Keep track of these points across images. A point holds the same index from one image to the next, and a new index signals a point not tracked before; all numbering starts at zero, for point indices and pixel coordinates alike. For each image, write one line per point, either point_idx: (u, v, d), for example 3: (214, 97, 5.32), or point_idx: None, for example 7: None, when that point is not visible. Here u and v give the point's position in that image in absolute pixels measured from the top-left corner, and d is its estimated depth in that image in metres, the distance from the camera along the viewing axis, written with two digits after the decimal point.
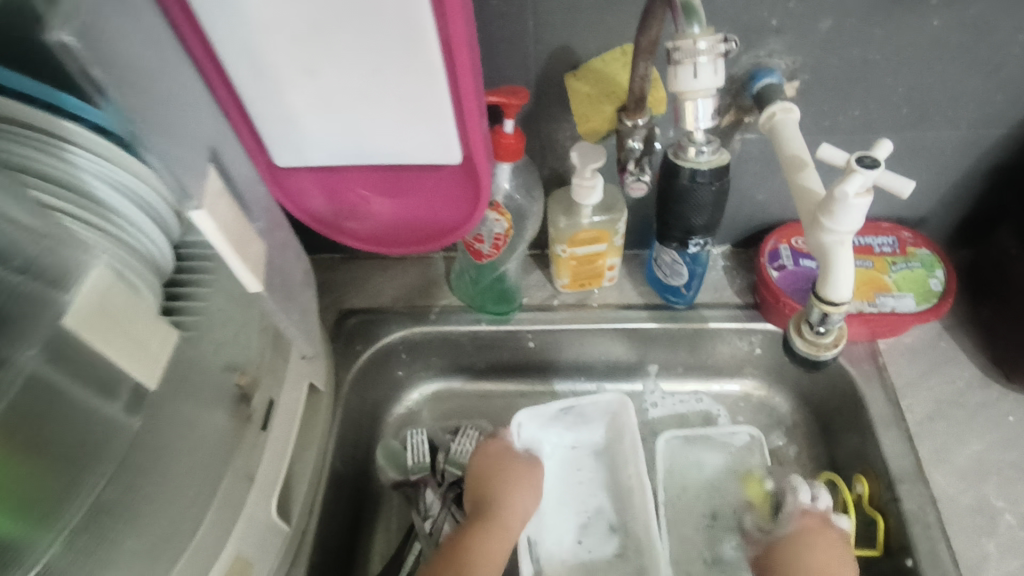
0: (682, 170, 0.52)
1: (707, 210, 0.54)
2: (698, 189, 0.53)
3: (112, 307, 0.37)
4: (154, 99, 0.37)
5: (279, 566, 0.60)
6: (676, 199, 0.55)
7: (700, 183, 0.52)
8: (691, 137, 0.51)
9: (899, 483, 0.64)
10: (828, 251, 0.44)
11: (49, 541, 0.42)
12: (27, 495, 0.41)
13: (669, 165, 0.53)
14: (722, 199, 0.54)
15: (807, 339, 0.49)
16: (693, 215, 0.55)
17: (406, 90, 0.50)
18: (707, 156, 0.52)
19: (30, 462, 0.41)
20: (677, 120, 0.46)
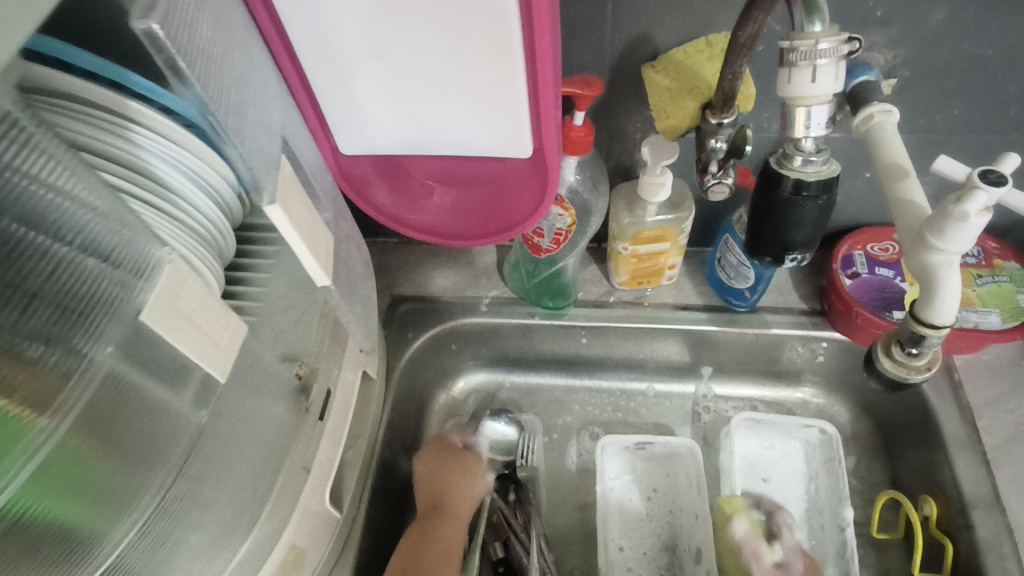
0: (786, 180, 0.46)
1: (808, 226, 0.48)
2: (803, 204, 0.46)
3: (183, 303, 0.37)
4: (229, 84, 0.36)
5: (330, 552, 0.61)
6: (776, 215, 0.48)
7: (805, 196, 0.46)
8: (798, 144, 0.45)
9: (972, 509, 0.61)
10: (935, 272, 0.41)
11: (123, 534, 0.38)
12: (102, 492, 0.36)
13: (771, 174, 0.47)
14: (827, 216, 0.48)
15: (896, 361, 0.46)
16: (793, 233, 0.48)
17: (482, 80, 0.47)
18: (816, 165, 0.45)
19: (107, 463, 0.36)
20: (784, 126, 0.42)
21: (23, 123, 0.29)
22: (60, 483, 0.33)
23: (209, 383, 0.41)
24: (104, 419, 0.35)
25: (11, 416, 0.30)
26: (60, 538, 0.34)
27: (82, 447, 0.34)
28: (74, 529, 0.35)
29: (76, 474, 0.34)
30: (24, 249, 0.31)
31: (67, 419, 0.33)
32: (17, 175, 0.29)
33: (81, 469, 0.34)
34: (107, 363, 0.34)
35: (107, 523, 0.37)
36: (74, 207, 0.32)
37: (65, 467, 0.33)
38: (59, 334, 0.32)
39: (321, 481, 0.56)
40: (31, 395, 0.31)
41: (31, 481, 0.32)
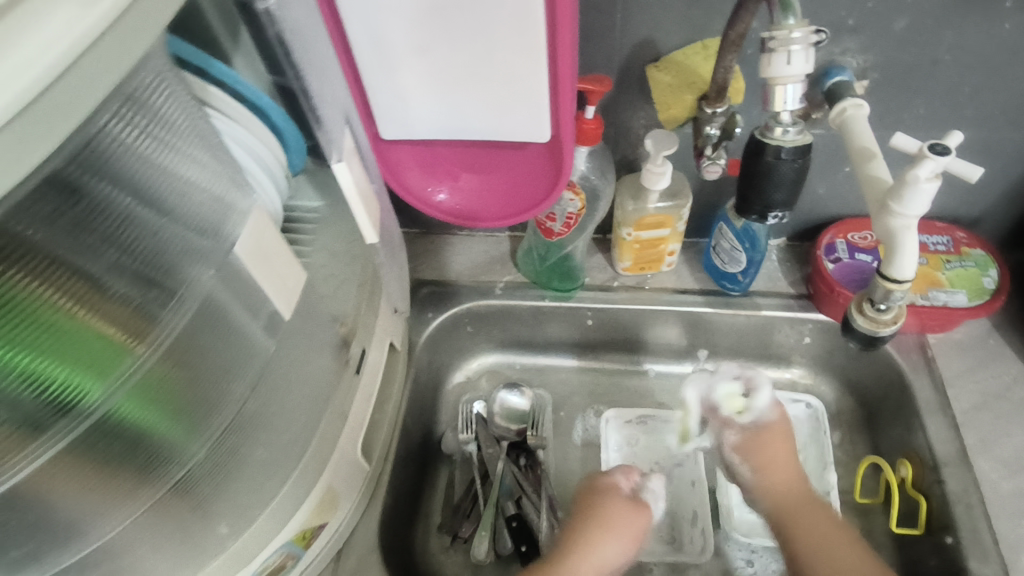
0: (767, 148, 0.50)
1: (787, 187, 0.52)
2: (782, 167, 0.51)
3: (264, 241, 0.44)
4: (312, 64, 0.43)
5: (358, 503, 0.67)
6: (759, 178, 0.53)
7: (784, 160, 0.50)
8: (777, 116, 0.50)
9: (943, 466, 0.67)
10: (895, 235, 0.48)
11: (196, 450, 0.45)
12: (183, 410, 0.43)
13: (754, 144, 0.51)
14: (804, 181, 0.52)
15: (867, 317, 0.53)
16: (774, 194, 0.53)
17: (510, 72, 0.55)
18: (792, 135, 0.50)
19: (189, 385, 0.42)
20: (764, 104, 0.47)
21: (136, 103, 0.36)
22: (152, 402, 0.40)
23: (276, 318, 0.48)
24: (190, 345, 0.42)
25: (115, 341, 0.37)
26: (147, 447, 0.41)
27: (169, 369, 0.41)
28: (161, 442, 0.42)
29: (165, 392, 0.41)
30: (134, 211, 0.37)
31: (160, 346, 0.40)
32: (128, 150, 0.36)
33: (165, 390, 0.41)
34: (200, 292, 0.42)
35: (187, 437, 0.44)
36: (170, 177, 0.39)
37: (155, 385, 0.40)
38: (159, 277, 0.39)
39: (356, 430, 0.62)
40: (132, 325, 0.38)
41: (128, 395, 0.39)
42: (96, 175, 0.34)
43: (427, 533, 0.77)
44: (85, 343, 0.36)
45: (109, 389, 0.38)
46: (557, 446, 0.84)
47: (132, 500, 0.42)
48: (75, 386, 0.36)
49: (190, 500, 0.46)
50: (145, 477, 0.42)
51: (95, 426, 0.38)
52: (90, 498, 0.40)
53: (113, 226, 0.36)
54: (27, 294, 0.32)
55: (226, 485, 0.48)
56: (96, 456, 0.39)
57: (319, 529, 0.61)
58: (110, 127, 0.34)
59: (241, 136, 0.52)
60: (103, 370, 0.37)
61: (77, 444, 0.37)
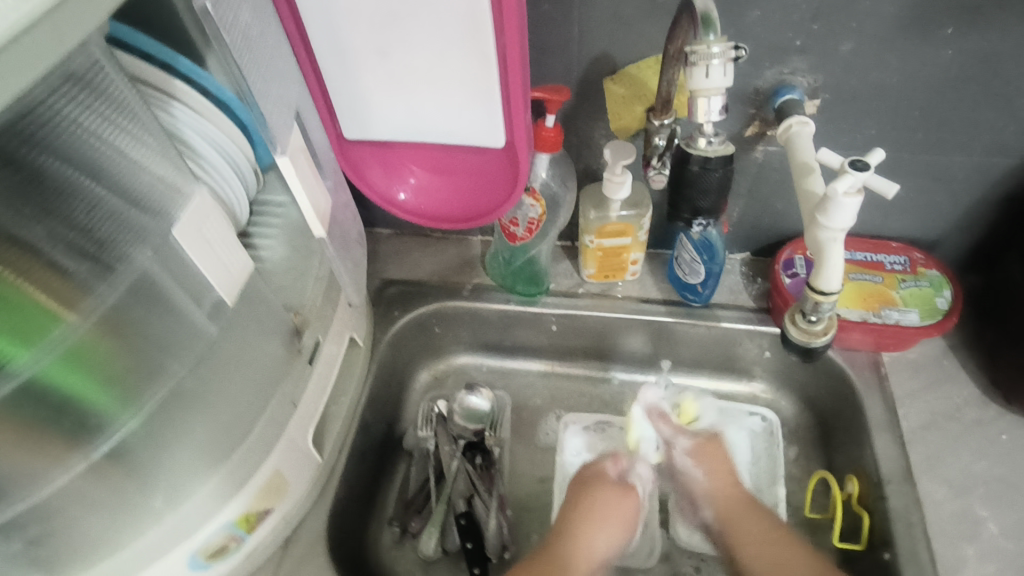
0: (692, 157, 0.52)
1: (713, 195, 0.54)
2: (708, 176, 0.52)
3: (206, 227, 0.46)
4: (259, 61, 0.45)
5: (307, 493, 0.68)
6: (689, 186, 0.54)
7: (711, 170, 0.52)
8: (700, 128, 0.52)
9: (887, 483, 0.68)
10: (823, 246, 0.49)
11: (127, 421, 0.47)
12: (113, 378, 0.45)
13: (680, 153, 0.53)
14: (729, 189, 0.54)
15: (800, 328, 0.55)
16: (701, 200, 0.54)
17: (463, 76, 0.57)
18: (716, 145, 0.52)
19: (121, 354, 0.45)
20: (688, 117, 0.48)
21: (74, 86, 0.39)
22: (79, 369, 0.43)
23: (220, 305, 0.50)
24: (125, 317, 0.45)
25: (44, 306, 0.41)
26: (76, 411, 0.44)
27: (101, 338, 0.44)
28: (87, 409, 0.45)
29: (95, 359, 0.44)
30: (76, 180, 0.42)
31: (92, 315, 0.43)
32: (74, 127, 0.41)
33: (94, 358, 0.44)
34: (137, 270, 0.44)
35: (119, 407, 0.46)
36: (117, 155, 0.43)
37: (85, 351, 0.43)
38: (94, 249, 0.42)
39: (306, 420, 0.64)
40: (63, 292, 0.41)
41: (55, 363, 0.42)
42: (33, 146, 0.40)
43: (380, 526, 0.78)
44: (13, 305, 0.39)
45: (36, 355, 0.41)
46: (514, 448, 0.85)
47: (58, 469, 0.44)
48: (1, 349, 0.39)
49: (125, 466, 0.48)
50: (73, 441, 0.45)
51: (21, 388, 0.40)
52: (20, 458, 0.42)
53: (50, 191, 0.41)
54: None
55: (163, 458, 0.50)
56: (22, 415, 0.41)
57: (263, 513, 0.62)
58: (53, 104, 0.39)
59: (203, 129, 0.55)
60: (32, 334, 0.40)
61: (5, 405, 0.40)
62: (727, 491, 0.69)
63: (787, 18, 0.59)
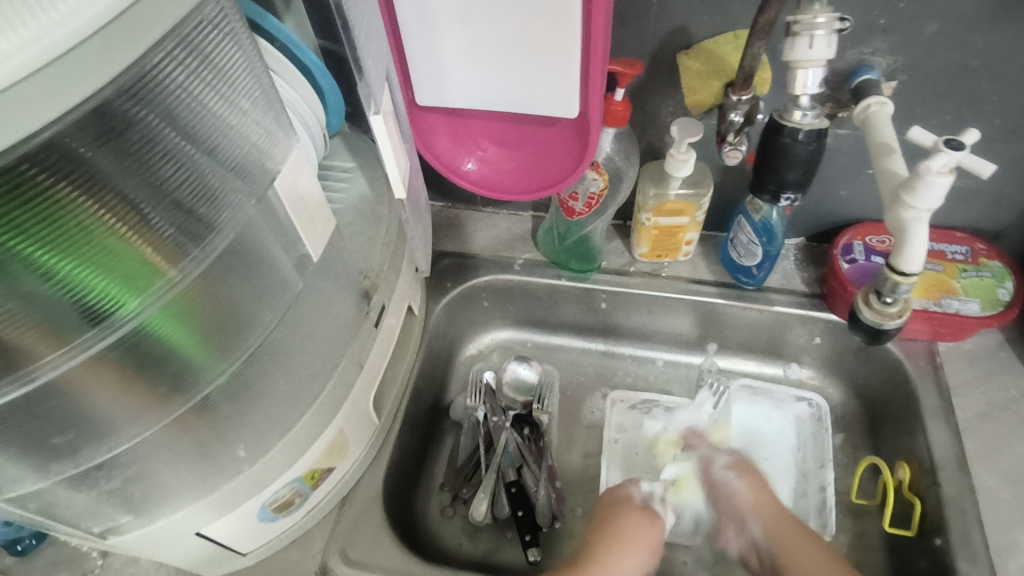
0: (786, 130, 0.52)
1: (800, 170, 0.54)
2: (798, 149, 0.52)
3: (301, 182, 0.48)
4: (363, 20, 0.46)
5: (365, 454, 0.70)
6: (772, 159, 0.54)
7: (801, 143, 0.52)
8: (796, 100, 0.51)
9: (940, 469, 0.68)
10: (906, 226, 0.49)
11: (220, 374, 0.48)
12: (210, 334, 0.46)
13: (772, 126, 0.53)
14: (818, 163, 0.54)
15: (873, 309, 0.55)
16: (786, 174, 0.55)
17: (546, 45, 0.57)
18: (811, 119, 0.52)
19: (218, 309, 0.46)
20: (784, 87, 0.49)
21: (184, 51, 0.37)
22: (181, 320, 0.44)
23: (305, 260, 0.52)
24: (224, 272, 0.45)
25: (149, 262, 0.40)
26: (175, 367, 0.45)
27: (201, 293, 0.44)
28: (186, 363, 0.45)
29: (195, 314, 0.44)
30: (179, 146, 0.39)
31: (194, 272, 0.43)
32: (180, 91, 0.38)
33: (191, 316, 0.44)
34: (235, 228, 0.45)
35: (213, 361, 0.47)
36: (216, 120, 0.42)
37: (187, 305, 0.43)
38: (195, 212, 0.42)
39: (369, 382, 0.66)
40: (168, 250, 0.41)
41: (156, 318, 0.42)
42: (145, 109, 0.37)
43: (428, 494, 0.80)
44: (123, 260, 0.39)
45: (142, 307, 0.41)
46: (561, 423, 0.86)
47: (159, 420, 0.46)
48: (110, 301, 0.39)
49: (208, 419, 0.49)
50: (168, 396, 0.45)
51: (125, 339, 0.41)
52: (121, 409, 0.43)
53: (158, 156, 0.38)
54: (74, 205, 0.35)
55: (246, 409, 0.52)
56: (128, 373, 0.42)
57: (326, 472, 0.64)
58: (163, 67, 0.36)
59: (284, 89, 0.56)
60: (137, 288, 0.40)
61: (106, 358, 0.41)
62: (774, 512, 0.68)
63: None
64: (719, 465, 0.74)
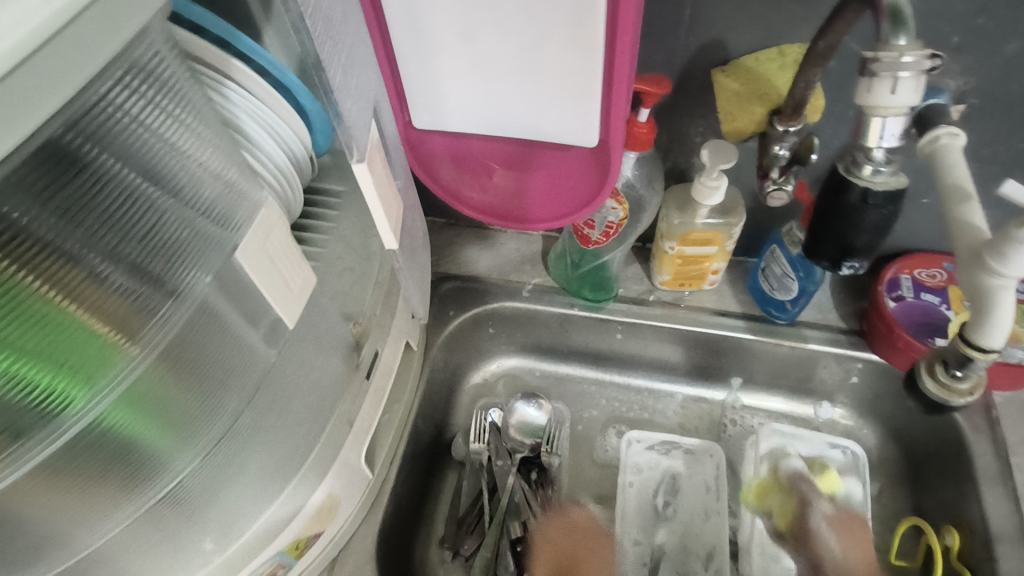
0: (854, 188, 0.48)
1: (870, 233, 0.50)
2: (868, 212, 0.49)
3: (270, 244, 0.41)
4: (341, 51, 0.39)
5: (358, 511, 0.64)
6: (840, 218, 0.50)
7: (871, 205, 0.48)
8: (868, 154, 0.46)
9: (997, 542, 0.61)
10: (990, 294, 0.41)
11: (190, 459, 0.43)
12: (175, 421, 0.40)
13: (838, 180, 0.49)
14: (891, 227, 0.50)
15: (939, 382, 0.47)
16: (855, 238, 0.51)
17: (559, 68, 0.49)
18: (884, 176, 0.47)
19: (184, 391, 0.40)
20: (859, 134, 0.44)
21: (141, 79, 0.32)
22: (140, 409, 0.38)
23: (278, 326, 0.45)
24: (187, 351, 0.39)
25: (106, 339, 0.34)
26: (136, 457, 0.39)
27: (162, 376, 0.38)
28: (147, 452, 0.40)
29: (155, 400, 0.38)
30: (138, 190, 0.34)
31: (151, 353, 0.37)
32: (135, 125, 0.33)
33: (159, 393, 0.38)
34: (199, 297, 0.38)
35: (177, 448, 0.42)
36: (179, 157, 0.36)
37: (147, 390, 0.37)
38: (161, 272, 0.36)
39: (361, 438, 0.59)
40: (128, 323, 0.35)
41: (117, 401, 0.36)
42: (97, 147, 0.31)
43: (428, 543, 0.74)
44: (75, 340, 0.33)
45: (98, 394, 0.35)
46: (572, 463, 0.80)
47: (110, 521, 0.41)
48: (60, 392, 0.33)
49: (183, 510, 0.45)
50: (128, 487, 0.40)
51: (78, 436, 0.35)
52: (72, 508, 0.38)
53: (111, 207, 0.33)
54: (12, 281, 0.29)
55: (219, 493, 0.47)
56: (83, 467, 0.37)
57: (313, 538, 0.58)
58: (115, 98, 0.31)
59: (269, 116, 0.47)
60: (93, 372, 0.34)
61: (64, 452, 0.35)
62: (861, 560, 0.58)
63: (948, 10, 0.50)
64: (819, 515, 0.68)
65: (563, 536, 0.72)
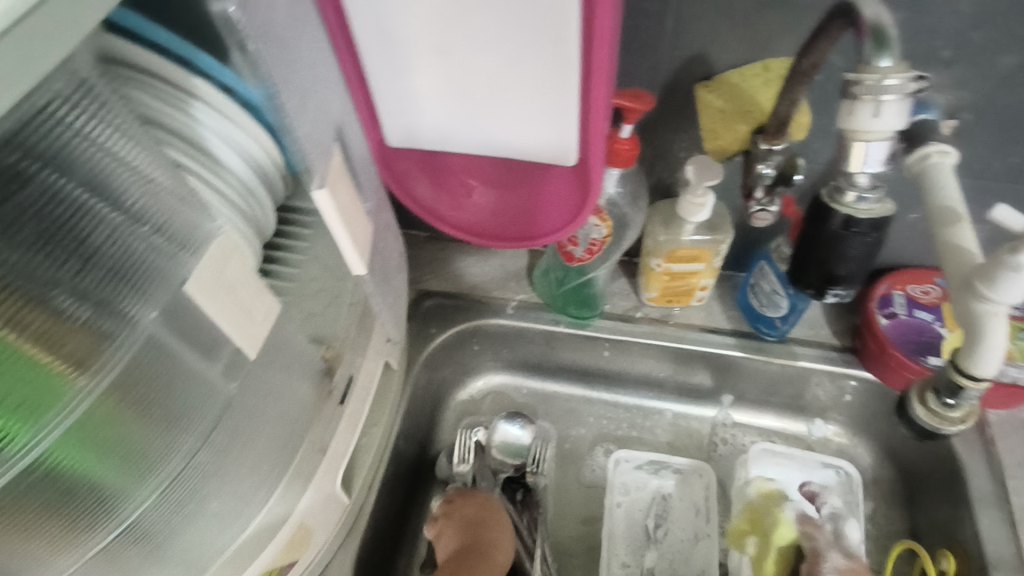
0: (836, 215, 0.47)
1: (854, 260, 0.49)
2: (851, 239, 0.47)
3: (228, 274, 0.39)
4: (296, 72, 0.38)
5: (334, 538, 0.61)
6: (823, 245, 0.49)
7: (854, 232, 0.47)
8: (853, 181, 0.45)
9: (993, 569, 0.59)
10: (980, 322, 0.40)
11: (146, 493, 0.41)
12: (130, 454, 0.39)
13: (820, 206, 0.47)
14: (876, 254, 0.49)
15: (930, 409, 0.45)
16: (838, 266, 0.50)
17: (535, 85, 0.47)
18: (869, 203, 0.46)
19: (139, 424, 0.38)
20: (841, 158, 0.42)
21: (85, 96, 0.32)
22: (89, 445, 0.36)
23: (240, 356, 0.43)
24: (140, 382, 0.37)
25: (52, 369, 0.33)
26: (89, 493, 0.37)
27: (116, 407, 0.36)
28: (102, 486, 0.38)
29: (107, 433, 0.36)
30: (85, 208, 0.33)
31: (99, 386, 0.35)
32: (79, 139, 0.32)
33: (114, 425, 0.37)
34: (146, 333, 0.36)
35: (134, 482, 0.40)
36: (129, 173, 0.35)
37: (98, 424, 0.36)
38: (112, 297, 0.35)
39: (336, 466, 0.57)
40: (76, 352, 0.33)
41: (64, 436, 0.34)
42: (38, 164, 0.30)
43: (411, 565, 0.73)
44: (14, 374, 0.31)
45: (42, 429, 0.33)
46: (558, 483, 0.78)
47: (67, 556, 0.39)
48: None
49: (143, 545, 0.43)
50: (82, 523, 0.38)
51: (22, 474, 0.33)
52: (19, 546, 0.36)
53: (57, 224, 0.32)
54: None
55: (181, 528, 0.45)
56: (28, 505, 0.35)
57: (285, 568, 0.56)
58: (58, 113, 0.31)
59: (238, 140, 0.43)
60: (38, 407, 0.33)
61: (9, 488, 0.33)
62: None
63: (938, 23, 0.48)
64: (828, 567, 0.62)
65: (470, 505, 0.68)
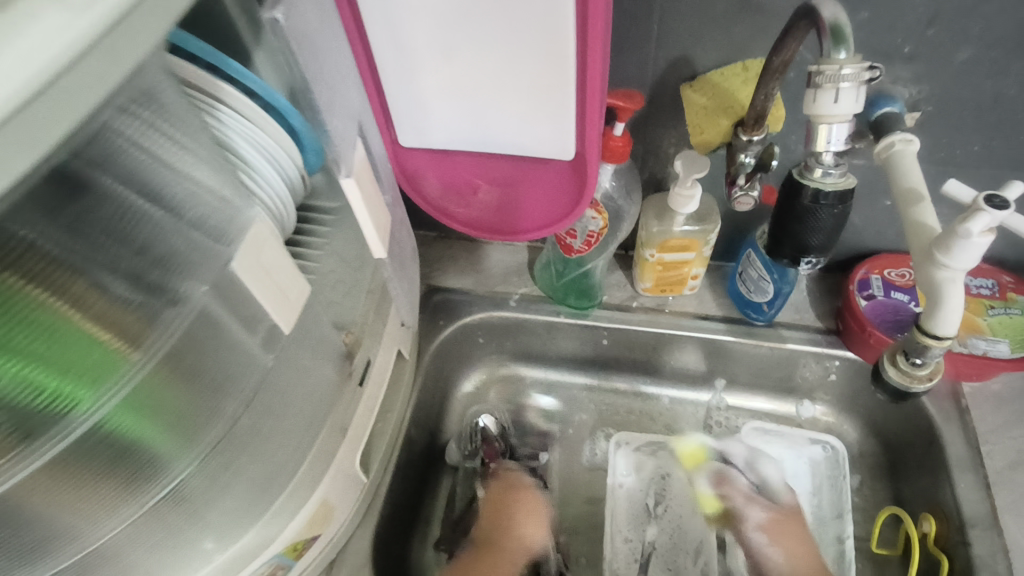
0: (806, 190, 0.52)
1: (825, 233, 0.54)
2: (821, 211, 0.52)
3: (265, 256, 0.43)
4: (324, 73, 0.42)
5: (353, 516, 0.65)
6: (796, 221, 0.54)
7: (823, 205, 0.52)
8: (818, 158, 0.51)
9: (970, 527, 0.63)
10: (939, 286, 0.45)
11: (188, 462, 0.45)
12: (176, 423, 0.42)
13: (792, 184, 0.53)
14: (843, 226, 0.54)
15: (900, 370, 0.50)
16: (811, 238, 0.54)
17: (534, 85, 0.52)
18: (833, 177, 0.51)
19: (184, 395, 0.42)
20: (809, 141, 0.47)
21: (141, 104, 0.35)
22: (143, 414, 0.40)
23: (275, 331, 0.47)
24: (187, 355, 0.41)
25: (108, 346, 0.37)
26: (138, 459, 0.41)
27: (165, 379, 0.40)
28: (150, 453, 0.42)
29: (158, 402, 0.40)
30: (135, 206, 0.37)
31: (152, 358, 0.39)
32: (132, 145, 0.36)
33: (162, 397, 0.40)
34: (198, 305, 0.41)
35: (178, 450, 0.44)
36: (173, 174, 0.39)
37: (150, 394, 0.40)
38: (160, 280, 0.39)
39: (356, 444, 0.61)
40: (130, 329, 0.38)
41: (121, 404, 0.38)
42: (98, 169, 0.34)
43: (424, 545, 0.76)
44: (80, 346, 0.35)
45: (103, 396, 0.37)
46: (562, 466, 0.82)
47: (114, 518, 0.43)
48: (66, 394, 0.36)
49: (184, 509, 0.46)
50: (131, 486, 0.42)
51: (82, 438, 0.37)
52: (78, 506, 0.40)
53: (113, 218, 0.36)
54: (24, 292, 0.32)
55: (216, 498, 0.48)
56: (88, 466, 0.39)
57: (311, 541, 0.59)
58: (116, 124, 0.34)
59: (262, 138, 0.48)
60: (99, 375, 0.37)
61: (71, 452, 0.37)
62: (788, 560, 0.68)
63: (897, 23, 0.54)
64: (753, 525, 0.71)
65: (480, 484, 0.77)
